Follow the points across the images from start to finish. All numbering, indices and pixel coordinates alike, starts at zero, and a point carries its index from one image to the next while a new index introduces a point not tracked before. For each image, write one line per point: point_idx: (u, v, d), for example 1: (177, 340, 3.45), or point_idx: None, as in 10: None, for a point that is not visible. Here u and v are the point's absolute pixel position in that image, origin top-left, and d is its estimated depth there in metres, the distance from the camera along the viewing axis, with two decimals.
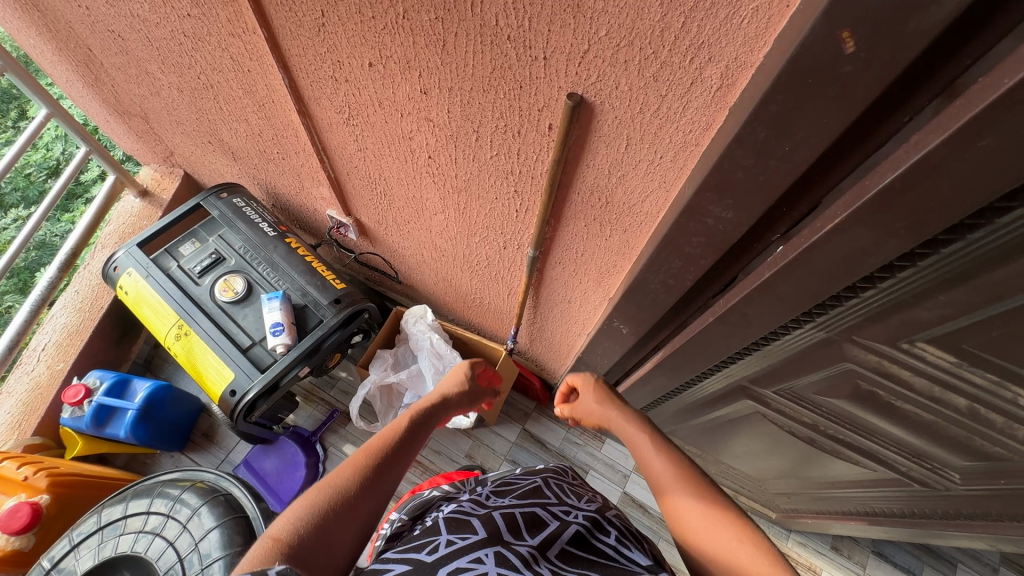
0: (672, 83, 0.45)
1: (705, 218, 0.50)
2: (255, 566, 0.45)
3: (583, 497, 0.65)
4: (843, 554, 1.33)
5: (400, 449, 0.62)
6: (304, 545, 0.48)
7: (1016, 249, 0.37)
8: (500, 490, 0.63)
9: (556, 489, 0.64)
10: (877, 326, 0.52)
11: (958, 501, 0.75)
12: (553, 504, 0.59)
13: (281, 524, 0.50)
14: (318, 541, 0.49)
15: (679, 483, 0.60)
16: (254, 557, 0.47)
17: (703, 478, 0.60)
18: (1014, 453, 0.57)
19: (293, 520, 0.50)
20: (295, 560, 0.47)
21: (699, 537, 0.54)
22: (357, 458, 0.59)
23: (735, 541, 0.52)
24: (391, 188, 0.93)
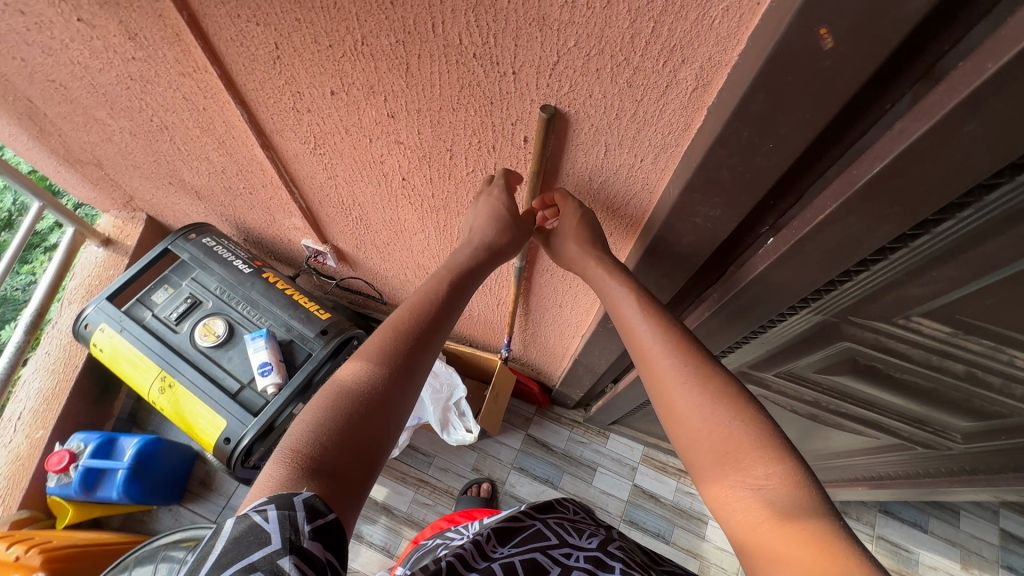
0: (647, 88, 0.45)
1: (694, 218, 0.50)
2: (275, 490, 0.45)
3: (585, 534, 0.67)
4: (853, 516, 1.36)
5: (421, 343, 0.58)
6: (322, 459, 0.48)
7: (1007, 223, 0.37)
8: (501, 533, 0.65)
9: (557, 529, 0.67)
10: (872, 305, 0.52)
11: (961, 458, 0.77)
12: (554, 548, 0.62)
13: (295, 436, 0.50)
14: (339, 454, 0.49)
15: (667, 357, 0.53)
16: (273, 474, 0.47)
17: (694, 348, 0.53)
18: (1011, 410, 0.59)
19: (311, 434, 0.50)
20: (318, 476, 0.47)
21: (691, 423, 0.50)
22: (369, 357, 0.56)
23: (735, 426, 0.48)
24: (367, 213, 0.91)
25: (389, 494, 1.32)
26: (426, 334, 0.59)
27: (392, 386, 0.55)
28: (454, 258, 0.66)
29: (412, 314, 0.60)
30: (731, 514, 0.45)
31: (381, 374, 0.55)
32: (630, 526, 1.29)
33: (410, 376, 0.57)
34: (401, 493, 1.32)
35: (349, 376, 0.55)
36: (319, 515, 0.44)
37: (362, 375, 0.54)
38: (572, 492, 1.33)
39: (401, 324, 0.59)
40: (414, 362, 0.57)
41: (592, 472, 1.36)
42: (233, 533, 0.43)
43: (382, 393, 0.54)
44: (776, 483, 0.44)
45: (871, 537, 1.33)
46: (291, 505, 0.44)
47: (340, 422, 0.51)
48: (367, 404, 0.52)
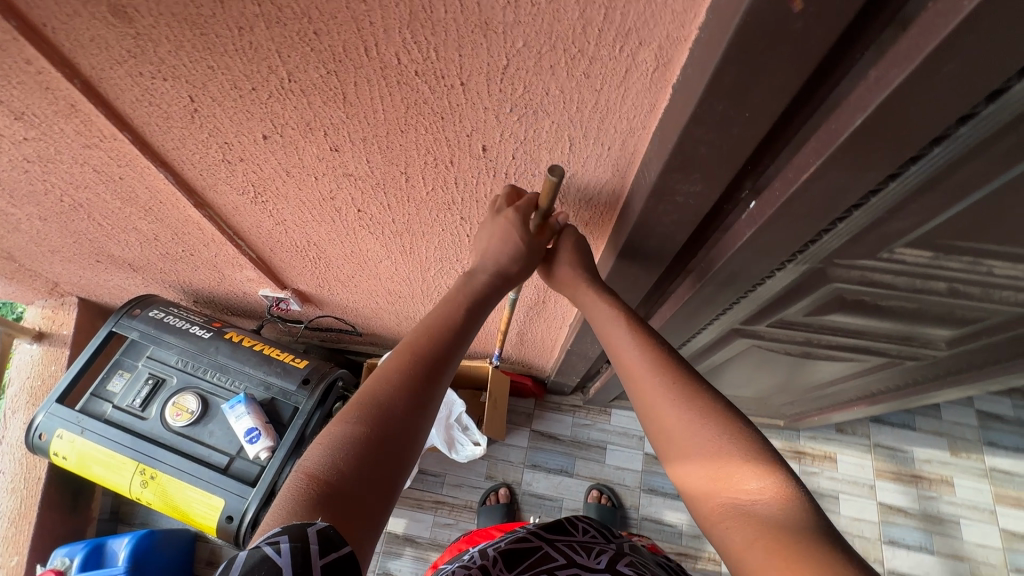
0: (605, 76, 0.43)
1: (674, 198, 0.49)
2: (291, 517, 0.44)
3: (593, 552, 0.72)
4: (848, 432, 1.43)
5: (438, 369, 0.58)
6: (342, 487, 0.47)
7: (985, 145, 0.37)
8: (509, 558, 0.69)
9: (565, 550, 0.71)
10: (856, 246, 0.53)
11: (947, 362, 0.81)
12: (564, 569, 0.67)
13: (312, 461, 0.49)
14: (356, 481, 0.48)
15: (653, 373, 0.53)
16: (289, 495, 0.46)
17: (679, 365, 0.53)
18: (991, 312, 0.62)
19: (328, 459, 0.49)
20: (332, 501, 0.46)
21: (681, 439, 0.50)
22: (389, 384, 0.55)
23: (725, 440, 0.48)
24: (326, 251, 0.86)
25: (408, 523, 1.29)
26: (442, 361, 0.58)
27: (412, 410, 0.54)
28: (472, 279, 0.65)
29: (431, 340, 0.59)
30: (725, 532, 0.45)
31: (399, 399, 0.54)
32: (650, 494, 1.33)
33: (428, 403, 0.56)
34: (420, 520, 1.29)
35: (368, 397, 0.54)
36: (333, 549, 0.43)
37: (380, 399, 0.53)
38: (587, 475, 1.34)
39: (420, 349, 0.58)
40: (432, 389, 0.56)
41: (602, 451, 1.37)
42: (244, 563, 0.41)
43: (399, 418, 0.53)
44: (769, 500, 0.44)
45: (869, 446, 1.41)
46: (306, 537, 0.42)
47: (355, 445, 0.50)
48: (384, 428, 0.51)
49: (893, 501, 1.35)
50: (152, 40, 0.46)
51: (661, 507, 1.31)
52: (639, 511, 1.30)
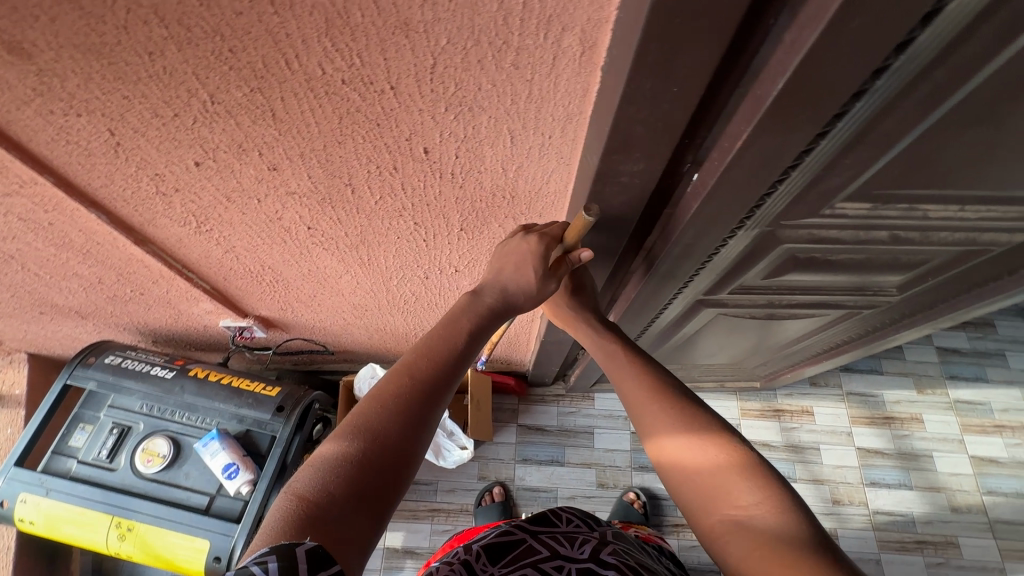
0: (535, 65, 0.42)
1: (619, 179, 0.49)
2: (279, 538, 0.46)
3: (577, 542, 0.73)
4: (822, 385, 1.48)
5: (435, 391, 0.56)
6: (329, 508, 0.48)
7: (901, 94, 0.39)
8: (492, 553, 0.71)
9: (550, 542, 0.73)
10: (799, 206, 0.54)
11: (901, 305, 0.85)
12: (545, 562, 0.68)
13: (304, 483, 0.50)
14: (346, 503, 0.49)
15: (654, 402, 0.60)
16: (280, 517, 0.48)
17: (678, 395, 0.61)
18: (932, 254, 0.65)
19: (319, 482, 0.50)
20: (321, 523, 0.47)
21: (684, 462, 0.57)
22: (382, 408, 0.54)
23: (722, 461, 0.55)
24: (282, 273, 0.83)
25: (406, 535, 1.28)
26: (441, 384, 0.57)
27: (406, 432, 0.54)
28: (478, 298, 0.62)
29: (429, 361, 0.57)
30: (725, 544, 0.52)
31: (392, 423, 0.53)
32: (642, 471, 1.35)
33: (424, 425, 0.55)
34: (418, 530, 1.28)
35: (361, 420, 0.53)
36: (323, 566, 0.43)
37: (372, 423, 0.53)
38: (579, 462, 1.36)
39: (417, 370, 0.56)
40: (428, 411, 0.55)
41: (590, 436, 1.38)
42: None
43: (392, 442, 0.53)
44: (763, 512, 0.51)
45: (842, 395, 1.47)
46: (294, 556, 0.43)
47: (345, 468, 0.50)
48: (375, 452, 0.52)
49: (869, 444, 1.41)
50: (57, 75, 0.43)
51: (654, 482, 1.34)
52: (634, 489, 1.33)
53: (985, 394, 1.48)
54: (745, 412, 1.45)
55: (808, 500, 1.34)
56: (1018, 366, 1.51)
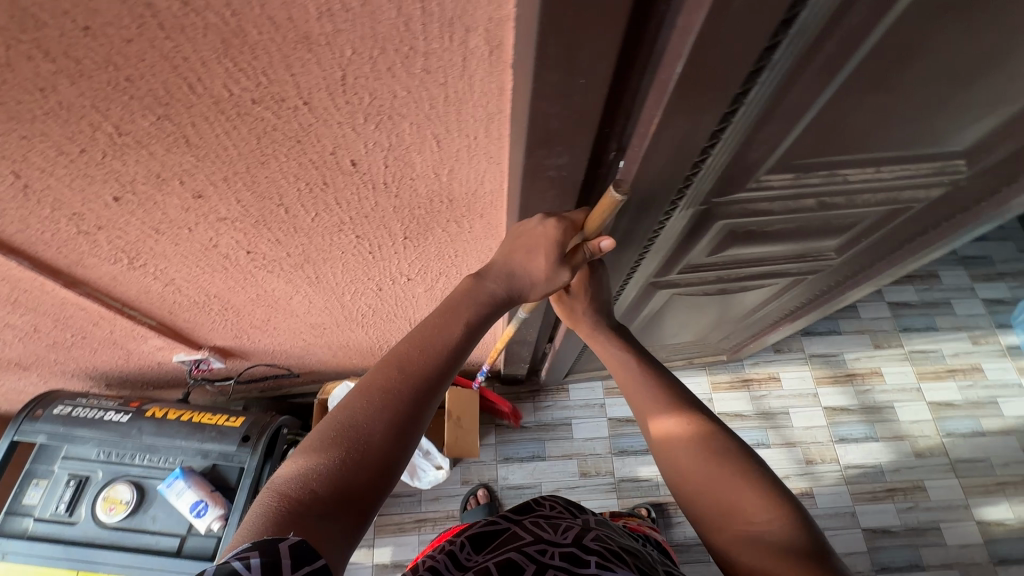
0: (445, 69, 0.42)
1: (546, 173, 0.50)
2: (260, 533, 0.44)
3: (560, 529, 0.72)
4: (786, 350, 1.53)
5: (428, 387, 0.54)
6: (314, 504, 0.46)
7: (796, 64, 0.40)
8: (476, 543, 0.71)
9: (534, 529, 0.72)
10: (726, 182, 0.56)
11: (842, 266, 0.88)
12: (528, 546, 0.66)
13: (289, 479, 0.48)
14: (330, 500, 0.47)
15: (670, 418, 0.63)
16: (263, 514, 0.46)
17: (695, 413, 0.62)
18: (860, 215, 0.68)
19: (305, 478, 0.48)
20: (304, 518, 0.45)
21: (698, 479, 0.58)
22: (370, 404, 0.51)
23: (738, 476, 0.56)
24: (230, 300, 0.81)
25: (394, 549, 1.27)
26: (435, 379, 0.55)
27: (397, 429, 0.52)
28: (479, 288, 0.60)
29: (424, 358, 0.55)
30: (740, 560, 0.53)
31: (380, 419, 0.51)
32: (623, 456, 1.37)
33: (416, 420, 0.53)
34: (406, 543, 1.27)
35: (348, 416, 0.51)
36: (307, 563, 0.42)
37: (359, 419, 0.50)
38: (560, 454, 1.37)
39: (410, 366, 0.54)
40: (420, 407, 0.53)
41: (569, 427, 1.40)
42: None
43: (380, 439, 0.50)
44: (776, 528, 0.52)
45: (806, 358, 1.52)
46: (278, 553, 0.41)
47: (332, 465, 0.48)
48: (362, 447, 0.49)
49: (835, 402, 1.47)
50: None
51: (635, 465, 1.36)
52: (616, 475, 1.35)
53: (936, 342, 1.55)
54: (716, 386, 1.48)
55: (783, 464, 1.39)
56: (964, 312, 1.59)
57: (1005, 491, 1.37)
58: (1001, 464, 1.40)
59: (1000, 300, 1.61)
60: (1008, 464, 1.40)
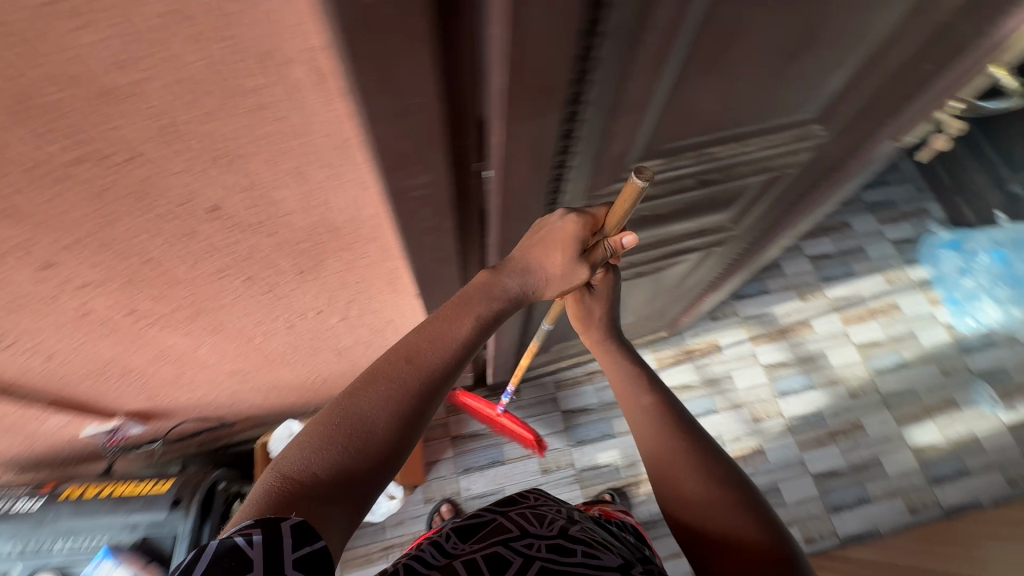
0: (277, 103, 0.41)
1: (413, 194, 0.48)
2: (256, 513, 0.39)
3: (547, 518, 0.66)
4: (721, 317, 1.58)
5: (436, 378, 0.50)
6: (314, 489, 0.42)
7: (625, 57, 0.41)
8: (463, 530, 0.64)
9: (518, 517, 0.66)
10: (601, 175, 0.56)
11: (745, 233, 0.92)
12: (515, 540, 0.61)
13: (290, 459, 0.43)
14: (331, 485, 0.42)
15: (672, 436, 0.62)
16: (258, 496, 0.41)
17: (698, 436, 0.63)
18: (743, 186, 0.71)
19: (306, 459, 0.43)
20: (304, 501, 0.41)
21: (696, 504, 0.58)
22: (376, 391, 0.47)
23: (739, 508, 0.56)
24: (129, 363, 0.76)
25: None
26: (446, 370, 0.51)
27: (404, 418, 0.47)
28: (495, 282, 0.57)
29: (433, 350, 0.51)
30: None
31: (386, 408, 0.47)
32: (581, 446, 1.39)
33: (424, 411, 0.49)
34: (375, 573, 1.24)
35: (352, 401, 0.46)
36: (310, 544, 0.38)
37: (363, 405, 0.46)
38: (519, 455, 1.37)
39: (419, 355, 0.50)
40: (428, 398, 0.49)
41: None
42: (210, 554, 0.35)
43: (385, 429, 0.46)
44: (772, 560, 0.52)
45: (741, 321, 1.58)
46: (279, 530, 0.37)
47: (336, 451, 0.44)
48: (366, 434, 0.45)
49: (773, 359, 1.53)
50: None
51: (593, 453, 1.38)
52: (576, 465, 1.36)
53: (856, 287, 1.65)
54: (661, 362, 1.52)
55: (731, 426, 1.45)
56: (877, 255, 1.70)
57: (932, 415, 1.47)
58: (926, 391, 1.50)
59: (907, 239, 1.72)
60: (931, 390, 1.50)
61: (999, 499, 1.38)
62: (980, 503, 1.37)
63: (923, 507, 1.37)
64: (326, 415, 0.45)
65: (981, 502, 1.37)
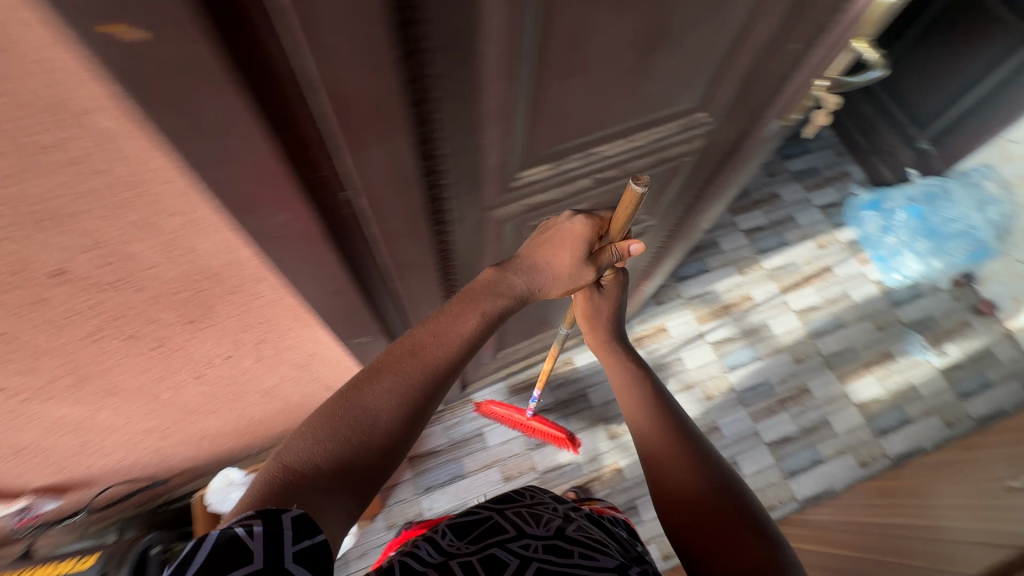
0: (91, 158, 0.37)
1: (278, 235, 0.45)
2: (263, 499, 0.41)
3: (543, 521, 0.67)
4: (665, 300, 1.60)
5: (437, 377, 0.53)
6: (316, 479, 0.44)
7: (464, 68, 0.38)
8: (458, 530, 0.65)
9: (515, 521, 0.67)
10: (486, 188, 0.54)
11: (664, 223, 0.92)
12: (512, 541, 0.62)
13: (296, 449, 0.45)
14: (332, 476, 0.45)
15: (670, 435, 0.63)
16: (264, 482, 0.42)
17: (699, 441, 0.63)
18: (644, 180, 0.70)
19: (311, 449, 0.45)
20: (307, 488, 0.43)
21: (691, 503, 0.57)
22: (381, 387, 0.50)
23: (737, 509, 0.56)
24: (18, 441, 0.69)
25: None
26: (447, 369, 0.54)
27: (404, 412, 0.50)
28: (501, 278, 0.60)
29: (436, 348, 0.54)
30: None
31: (390, 403, 0.50)
32: (541, 448, 1.38)
33: (424, 408, 0.52)
34: None
35: (359, 394, 0.49)
36: (311, 536, 0.39)
37: (369, 399, 0.49)
38: (479, 466, 1.35)
39: (422, 352, 0.53)
40: (429, 395, 0.52)
41: (482, 437, 1.38)
42: (210, 542, 0.35)
43: (386, 423, 0.49)
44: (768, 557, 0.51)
45: (685, 302, 1.60)
46: (281, 521, 0.38)
47: (340, 443, 0.46)
48: (369, 427, 0.48)
49: (719, 336, 1.56)
50: None
51: (554, 453, 1.37)
52: (539, 468, 1.35)
53: (790, 256, 1.70)
54: None
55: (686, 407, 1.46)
56: (807, 222, 1.75)
57: (871, 369, 1.54)
58: (864, 347, 1.56)
59: (833, 203, 1.79)
60: (869, 346, 1.57)
61: (939, 442, 1.44)
62: (923, 448, 1.44)
63: (872, 460, 1.42)
64: (332, 406, 0.48)
65: (923, 447, 1.44)
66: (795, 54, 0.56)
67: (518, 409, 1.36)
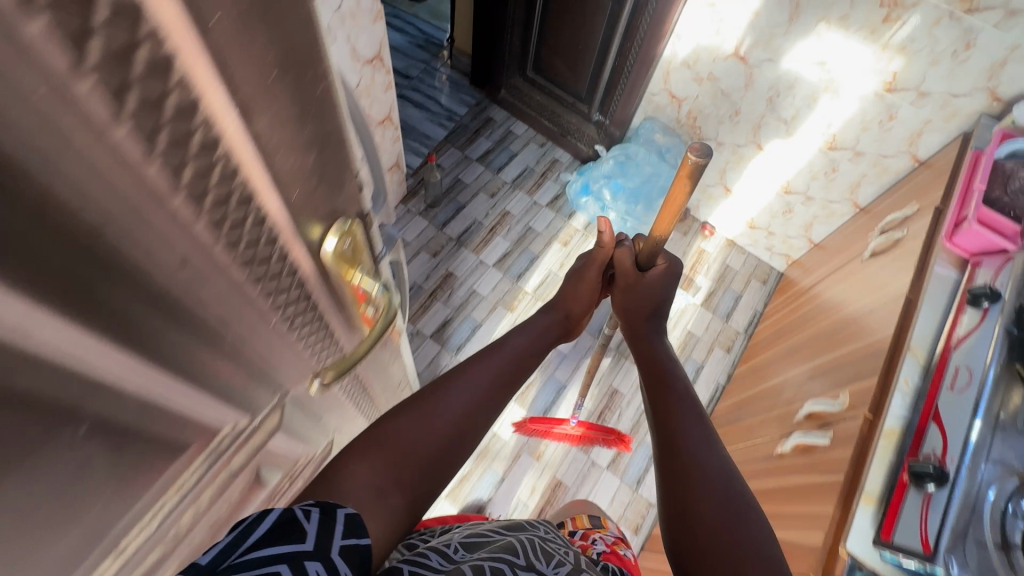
0: None
1: None
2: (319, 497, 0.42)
3: (553, 561, 0.53)
4: None
5: (485, 398, 0.55)
6: (369, 477, 0.45)
7: None
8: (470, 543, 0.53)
9: (525, 549, 0.53)
10: None
11: (348, 424, 0.73)
12: (521, 565, 0.48)
13: (362, 452, 0.46)
14: (382, 476, 0.45)
15: (682, 403, 0.61)
16: (326, 479, 0.44)
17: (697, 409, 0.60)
18: (233, 493, 0.49)
19: (374, 452, 0.47)
20: (360, 487, 0.44)
21: (692, 469, 0.54)
22: (438, 404, 0.52)
23: (725, 487, 0.53)
24: None
25: None
26: (489, 390, 0.56)
27: (465, 425, 0.53)
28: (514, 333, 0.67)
29: (483, 369, 0.57)
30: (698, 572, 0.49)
31: (447, 415, 0.52)
32: None
33: (484, 418, 0.55)
34: None
35: (419, 408, 0.51)
36: (358, 536, 0.39)
37: (432, 411, 0.51)
38: None
39: (472, 369, 0.57)
40: (490, 406, 0.56)
41: None
42: (272, 518, 0.35)
43: (445, 433, 0.51)
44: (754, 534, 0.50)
45: None
46: (334, 514, 0.39)
47: (398, 447, 0.48)
48: (429, 434, 0.50)
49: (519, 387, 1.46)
50: None
51: None
52: None
53: (544, 268, 1.67)
54: None
55: (524, 479, 1.36)
56: (543, 226, 1.74)
57: None
58: None
59: (556, 196, 1.80)
60: None
61: (729, 370, 1.58)
62: (721, 385, 1.56)
63: None
64: (402, 414, 0.50)
65: (721, 382, 1.56)
66: (281, 323, 0.39)
67: (558, 421, 1.28)
